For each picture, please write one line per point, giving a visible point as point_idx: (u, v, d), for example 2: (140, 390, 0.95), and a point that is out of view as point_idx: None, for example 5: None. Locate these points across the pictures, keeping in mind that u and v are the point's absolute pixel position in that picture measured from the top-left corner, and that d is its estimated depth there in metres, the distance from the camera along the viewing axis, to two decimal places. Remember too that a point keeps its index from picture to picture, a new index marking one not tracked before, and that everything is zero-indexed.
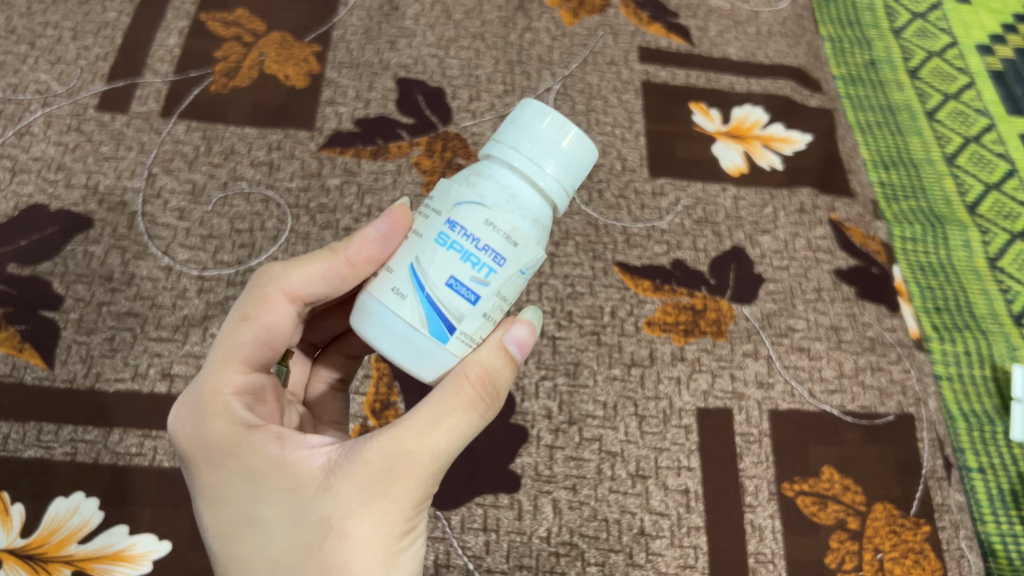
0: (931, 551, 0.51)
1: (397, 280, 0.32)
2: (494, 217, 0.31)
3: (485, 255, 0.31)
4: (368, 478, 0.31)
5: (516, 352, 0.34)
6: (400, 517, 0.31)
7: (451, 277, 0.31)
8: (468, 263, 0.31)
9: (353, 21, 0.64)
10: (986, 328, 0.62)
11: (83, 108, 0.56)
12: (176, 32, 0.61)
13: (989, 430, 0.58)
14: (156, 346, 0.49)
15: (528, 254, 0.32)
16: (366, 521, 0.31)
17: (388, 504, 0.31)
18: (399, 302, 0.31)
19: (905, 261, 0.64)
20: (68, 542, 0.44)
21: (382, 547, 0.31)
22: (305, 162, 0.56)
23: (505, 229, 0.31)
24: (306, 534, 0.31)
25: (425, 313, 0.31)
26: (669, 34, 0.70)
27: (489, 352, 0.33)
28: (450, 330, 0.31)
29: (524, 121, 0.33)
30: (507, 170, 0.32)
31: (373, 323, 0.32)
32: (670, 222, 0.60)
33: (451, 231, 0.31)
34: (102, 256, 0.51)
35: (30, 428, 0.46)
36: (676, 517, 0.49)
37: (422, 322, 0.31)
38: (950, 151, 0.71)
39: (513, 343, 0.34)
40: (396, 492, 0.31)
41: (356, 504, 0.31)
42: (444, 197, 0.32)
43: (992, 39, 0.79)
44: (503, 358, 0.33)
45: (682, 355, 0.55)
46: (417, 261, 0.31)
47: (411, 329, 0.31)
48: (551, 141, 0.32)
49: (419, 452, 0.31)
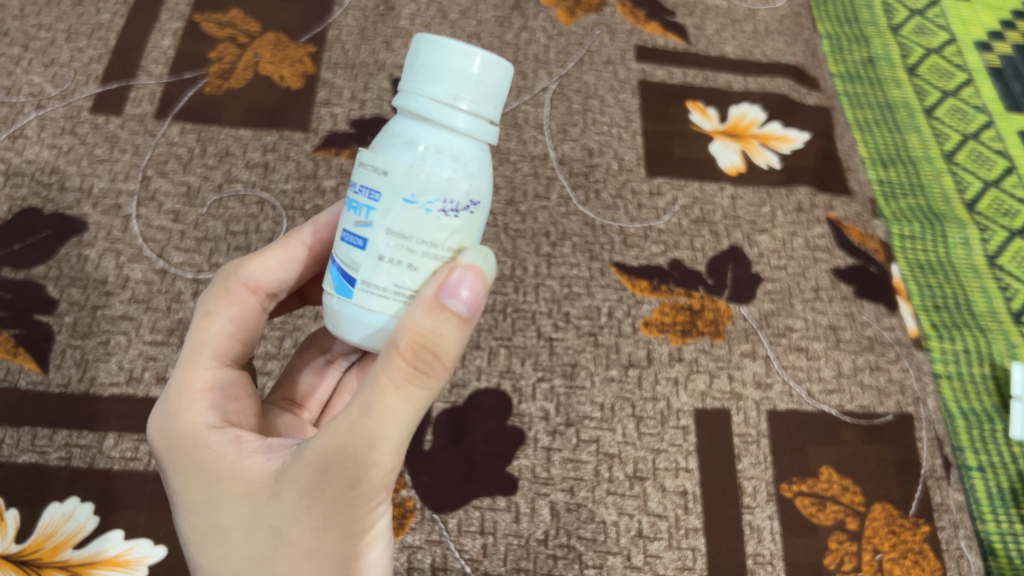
0: (930, 551, 0.51)
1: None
2: (367, 158, 0.30)
3: (361, 196, 0.29)
4: (315, 478, 0.30)
5: (460, 304, 0.29)
6: (356, 509, 0.31)
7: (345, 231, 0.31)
8: (353, 212, 0.30)
9: (348, 22, 0.64)
10: (985, 326, 0.62)
11: (76, 110, 0.56)
12: (170, 33, 0.61)
13: (988, 428, 0.58)
14: (151, 349, 0.49)
15: (403, 178, 0.28)
16: (321, 519, 0.30)
17: (340, 501, 0.30)
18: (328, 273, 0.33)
19: (904, 259, 0.64)
20: (63, 548, 0.43)
21: (341, 539, 0.31)
22: (301, 164, 0.56)
23: (374, 163, 0.29)
24: (266, 534, 0.31)
25: (334, 273, 0.31)
26: (667, 33, 0.70)
27: (422, 318, 0.29)
28: (350, 282, 0.30)
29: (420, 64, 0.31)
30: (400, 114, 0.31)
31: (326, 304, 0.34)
32: (667, 221, 0.59)
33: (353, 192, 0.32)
34: (97, 259, 0.51)
35: (24, 433, 0.46)
36: (674, 518, 0.49)
37: (331, 285, 0.31)
38: (948, 148, 0.70)
39: (454, 298, 0.29)
40: (345, 488, 0.30)
41: (308, 505, 0.30)
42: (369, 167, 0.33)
43: (990, 35, 0.78)
44: (441, 319, 0.29)
45: (679, 355, 0.54)
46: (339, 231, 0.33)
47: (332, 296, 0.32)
48: (415, 61, 0.29)
49: (361, 447, 0.29)
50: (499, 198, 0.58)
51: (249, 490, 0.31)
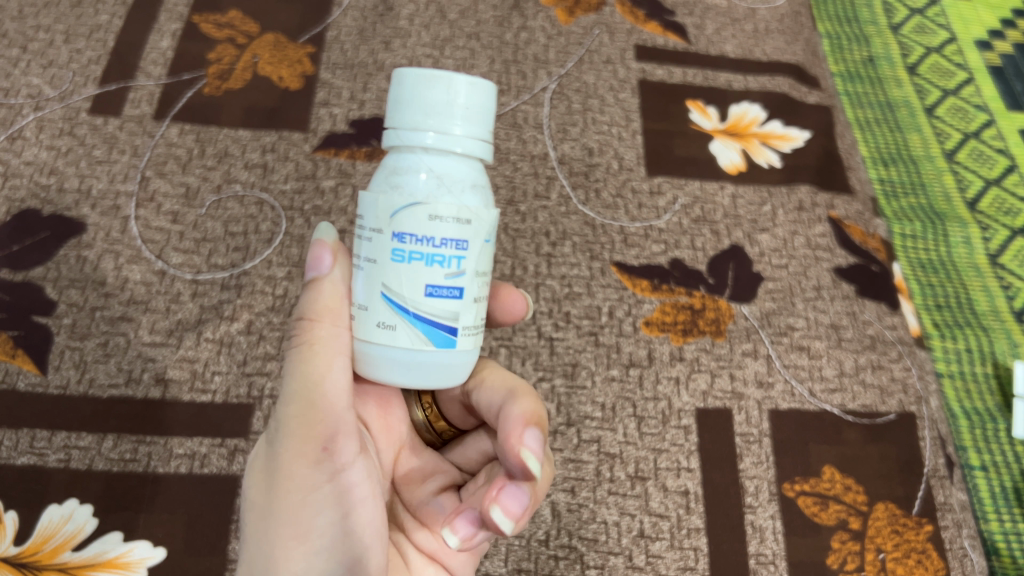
0: (934, 550, 0.51)
1: (397, 332, 0.31)
2: (439, 210, 0.30)
3: (453, 248, 0.31)
4: (264, 441, 0.35)
5: (312, 269, 0.33)
6: (293, 469, 0.34)
7: (431, 284, 0.31)
8: (435, 265, 0.31)
9: (347, 22, 0.63)
10: (987, 325, 0.62)
11: (75, 111, 0.56)
12: (169, 34, 0.60)
13: (991, 428, 0.57)
14: (150, 350, 0.49)
15: (484, 223, 0.32)
16: (270, 479, 0.35)
17: (278, 461, 0.34)
18: (395, 334, 0.31)
19: (905, 259, 0.63)
20: (62, 550, 0.44)
21: (285, 498, 0.34)
22: (300, 164, 0.56)
23: (451, 215, 0.30)
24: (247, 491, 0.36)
25: (424, 332, 0.31)
26: (666, 32, 0.69)
27: (305, 295, 0.34)
28: (452, 331, 0.32)
29: (409, 98, 0.31)
30: (432, 156, 0.31)
31: (395, 366, 0.32)
32: (668, 220, 0.59)
33: (403, 243, 0.30)
34: (96, 261, 0.51)
35: (22, 435, 0.45)
36: (676, 518, 0.49)
37: (426, 340, 0.31)
38: (949, 147, 0.70)
39: (311, 269, 0.34)
40: (284, 446, 0.34)
41: (266, 464, 0.35)
42: (370, 208, 0.31)
43: (990, 34, 0.78)
44: (310, 288, 0.34)
45: (681, 355, 0.54)
46: (385, 287, 0.31)
47: (420, 353, 0.31)
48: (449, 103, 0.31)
49: (286, 410, 0.34)
50: (498, 198, 0.58)
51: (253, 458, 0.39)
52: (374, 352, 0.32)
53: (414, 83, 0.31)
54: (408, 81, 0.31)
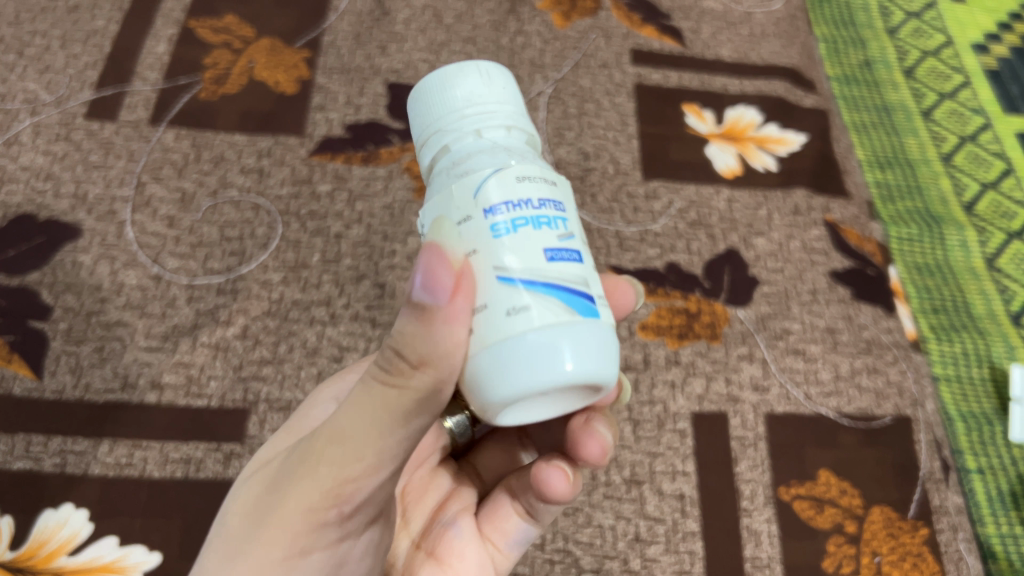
0: (930, 554, 0.51)
1: (535, 310, 0.26)
2: (522, 170, 0.28)
3: (553, 207, 0.28)
4: (283, 466, 0.32)
5: (424, 291, 0.26)
6: (296, 518, 0.30)
7: (550, 247, 0.27)
8: (544, 227, 0.28)
9: (343, 26, 0.64)
10: (984, 328, 0.62)
11: (71, 116, 0.56)
12: (165, 39, 0.60)
13: (988, 430, 0.57)
14: (146, 355, 0.49)
15: (566, 187, 0.30)
16: (273, 507, 0.31)
17: (287, 496, 0.31)
18: (532, 314, 0.26)
19: (902, 262, 0.63)
20: (57, 555, 0.43)
21: (271, 537, 0.30)
22: (295, 169, 0.56)
23: (537, 175, 0.29)
24: (252, 500, 0.33)
25: (565, 301, 0.27)
26: (662, 36, 0.70)
27: (406, 319, 0.27)
28: (591, 299, 0.28)
29: (442, 97, 0.31)
30: (488, 135, 0.30)
31: (532, 369, 0.26)
32: (664, 224, 0.59)
33: (500, 214, 0.27)
34: (91, 266, 0.51)
35: (18, 440, 0.46)
36: (672, 522, 0.49)
37: (570, 311, 0.27)
38: (946, 150, 0.70)
39: (420, 289, 0.26)
40: (304, 477, 0.30)
41: (280, 490, 0.31)
42: (445, 209, 0.28)
43: (987, 38, 0.78)
44: (418, 320, 0.27)
45: (676, 358, 0.54)
46: (500, 266, 0.27)
47: (574, 329, 0.27)
48: (486, 84, 0.31)
49: (322, 447, 0.30)
50: None
51: (256, 466, 0.36)
52: (521, 349, 0.26)
53: (440, 78, 0.31)
54: (427, 88, 0.32)
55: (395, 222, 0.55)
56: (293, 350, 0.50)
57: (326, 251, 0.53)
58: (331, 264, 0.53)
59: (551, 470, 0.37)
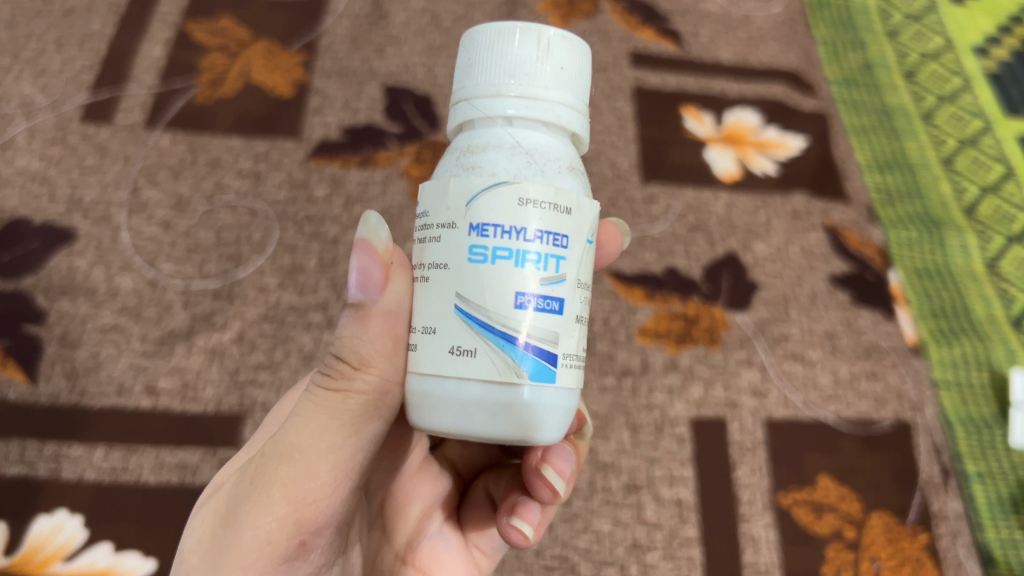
0: (929, 559, 0.50)
1: (480, 358, 0.26)
2: (530, 192, 0.26)
3: (550, 244, 0.27)
4: (231, 493, 0.31)
5: (354, 285, 0.27)
6: (257, 541, 0.29)
7: (525, 293, 0.26)
8: (528, 266, 0.26)
9: (340, 30, 0.63)
10: (985, 333, 0.60)
11: (67, 120, 0.56)
12: (161, 42, 0.60)
13: (988, 435, 0.56)
14: (142, 361, 0.49)
15: (585, 218, 0.28)
16: (229, 534, 0.29)
17: (241, 519, 0.29)
18: (476, 362, 0.26)
19: (902, 266, 0.62)
20: (52, 561, 0.43)
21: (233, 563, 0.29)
22: (292, 173, 0.56)
23: (549, 199, 0.26)
24: (205, 525, 0.31)
25: (519, 360, 0.26)
26: (661, 39, 0.69)
27: (345, 323, 0.28)
28: (552, 361, 0.27)
29: (494, 62, 0.28)
30: (519, 127, 0.28)
31: (462, 415, 0.26)
32: (662, 228, 0.59)
33: (484, 237, 0.26)
34: (86, 270, 0.51)
35: (13, 446, 0.45)
36: (670, 528, 0.49)
37: (519, 370, 0.26)
38: (946, 153, 0.69)
39: (352, 287, 0.27)
40: (256, 499, 0.29)
41: (232, 514, 0.30)
42: (439, 198, 0.27)
43: (988, 41, 0.78)
44: (355, 319, 0.27)
45: (675, 364, 0.54)
46: (462, 297, 0.26)
47: (519, 391, 0.26)
48: (535, 59, 0.28)
49: (271, 469, 0.29)
50: None
51: (207, 492, 0.34)
52: (459, 392, 0.26)
53: (490, 41, 0.29)
54: (483, 43, 0.29)
55: (392, 227, 0.55)
56: (290, 355, 0.50)
57: (323, 255, 0.53)
58: (328, 269, 0.53)
59: (512, 529, 0.36)
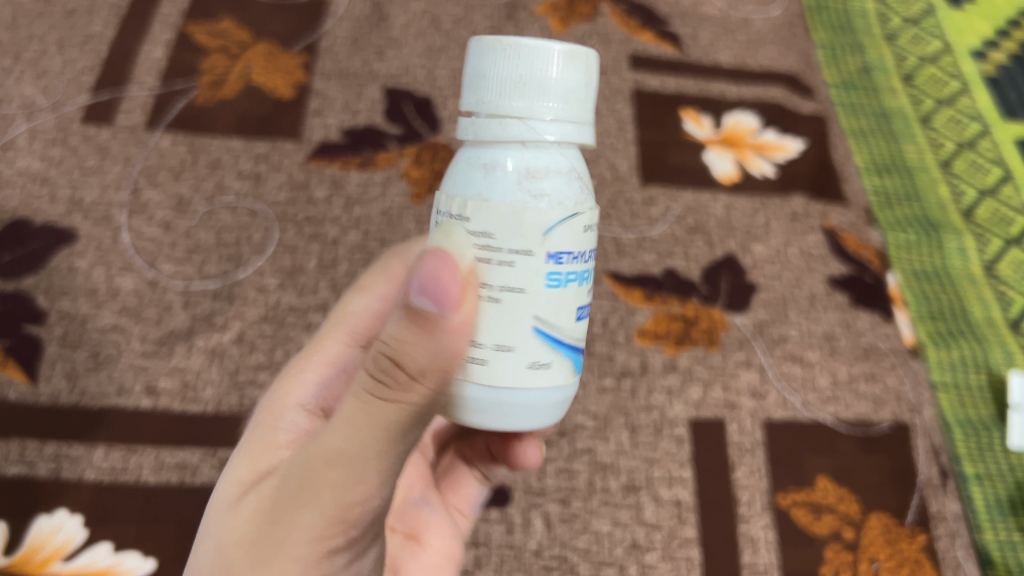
0: (928, 560, 0.51)
1: (554, 369, 0.28)
2: (586, 220, 0.28)
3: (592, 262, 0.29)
4: (272, 496, 0.28)
5: (429, 305, 0.24)
6: (301, 549, 0.27)
7: (582, 307, 0.29)
8: (583, 286, 0.29)
9: (341, 32, 0.64)
10: (983, 335, 0.60)
11: (68, 121, 0.56)
12: (161, 44, 0.60)
13: (986, 437, 0.56)
14: (141, 361, 0.49)
15: None
16: (271, 542, 0.27)
17: (285, 527, 0.27)
18: (549, 373, 0.28)
19: (901, 268, 0.62)
20: (52, 561, 0.43)
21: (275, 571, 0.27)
22: (292, 174, 0.56)
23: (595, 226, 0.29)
24: (241, 530, 0.29)
25: (572, 364, 0.29)
26: (660, 42, 0.70)
27: (396, 325, 0.25)
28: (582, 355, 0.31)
29: (547, 82, 0.28)
30: (566, 153, 0.29)
31: (533, 417, 0.28)
32: (661, 230, 0.59)
33: (561, 265, 0.27)
34: (87, 270, 0.51)
35: (13, 445, 0.45)
36: (669, 529, 0.49)
37: (571, 372, 0.29)
38: (944, 156, 0.70)
39: (423, 300, 0.24)
40: (299, 506, 0.26)
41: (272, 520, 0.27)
42: (508, 222, 0.26)
43: (986, 45, 0.78)
44: (415, 329, 0.25)
45: (674, 365, 0.54)
46: (540, 320, 0.27)
47: (570, 386, 0.30)
48: (578, 85, 0.29)
49: (314, 476, 0.26)
50: None
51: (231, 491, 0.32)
52: (530, 401, 0.28)
53: (541, 57, 0.28)
54: (537, 57, 0.28)
55: (392, 227, 0.55)
56: (289, 356, 0.50)
57: (323, 255, 0.53)
58: (328, 270, 0.53)
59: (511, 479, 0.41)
